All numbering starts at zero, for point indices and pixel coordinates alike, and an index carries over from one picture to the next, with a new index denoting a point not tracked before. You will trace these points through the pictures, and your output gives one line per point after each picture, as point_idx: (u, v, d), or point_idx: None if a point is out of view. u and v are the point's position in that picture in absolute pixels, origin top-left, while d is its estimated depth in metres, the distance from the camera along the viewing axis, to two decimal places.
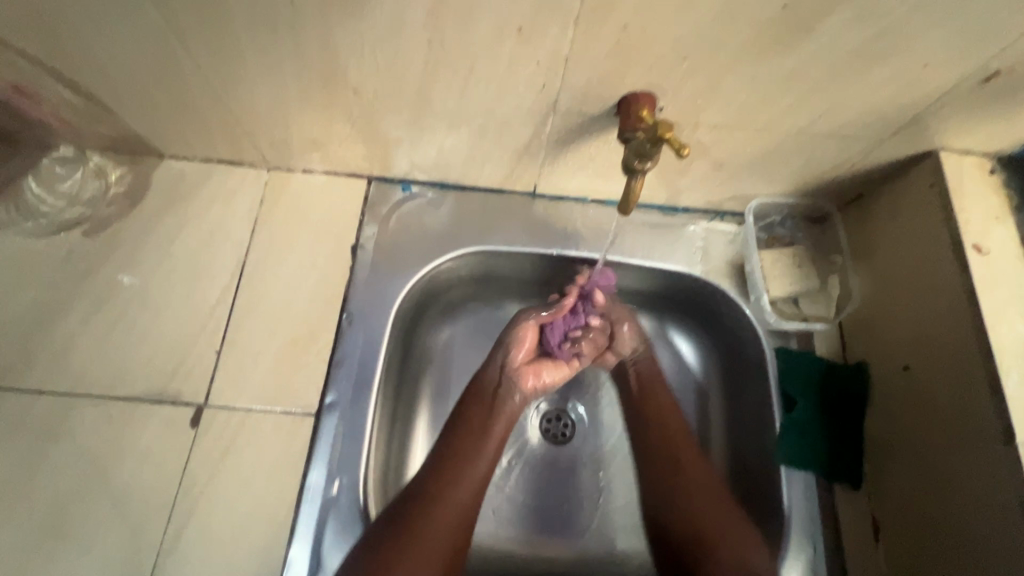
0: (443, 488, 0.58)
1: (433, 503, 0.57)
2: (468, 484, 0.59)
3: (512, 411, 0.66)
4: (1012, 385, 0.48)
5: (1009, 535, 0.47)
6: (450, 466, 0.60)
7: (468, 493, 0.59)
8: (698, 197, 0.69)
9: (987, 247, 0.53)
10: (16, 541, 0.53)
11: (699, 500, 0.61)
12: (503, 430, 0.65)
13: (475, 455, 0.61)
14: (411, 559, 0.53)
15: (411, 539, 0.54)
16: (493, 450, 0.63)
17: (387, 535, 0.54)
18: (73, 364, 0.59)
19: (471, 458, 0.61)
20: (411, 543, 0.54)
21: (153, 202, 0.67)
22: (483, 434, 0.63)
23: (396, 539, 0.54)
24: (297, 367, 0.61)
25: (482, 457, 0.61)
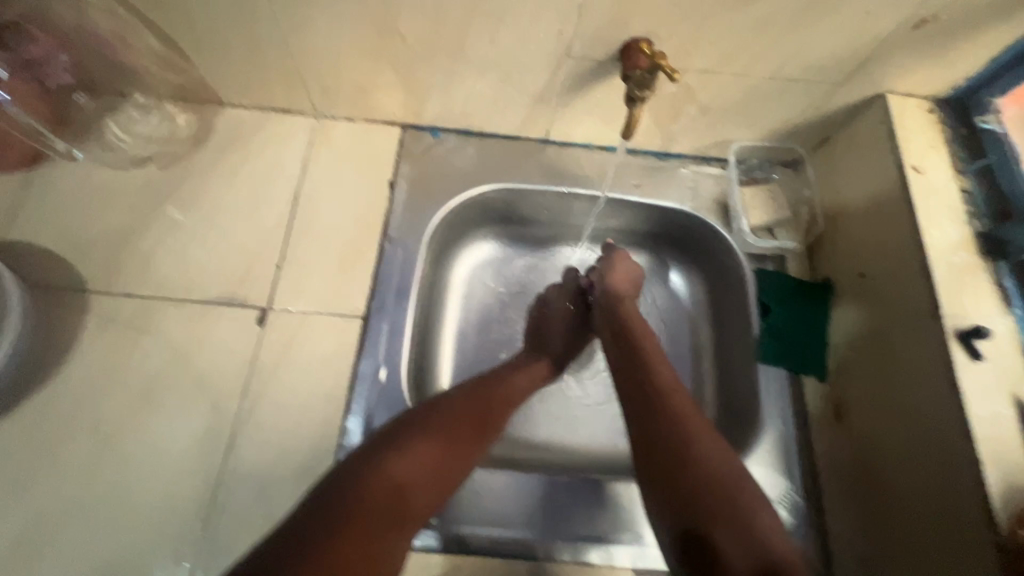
0: (491, 390, 0.61)
1: (477, 408, 0.58)
2: (509, 396, 0.62)
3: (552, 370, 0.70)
4: (940, 273, 0.59)
5: (936, 391, 0.57)
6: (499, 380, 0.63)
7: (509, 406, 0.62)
8: (688, 142, 0.80)
9: (923, 168, 0.65)
10: (115, 413, 0.62)
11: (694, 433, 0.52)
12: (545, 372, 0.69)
13: (515, 378, 0.64)
14: (453, 430, 0.54)
15: (459, 416, 0.56)
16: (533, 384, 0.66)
17: (432, 406, 0.56)
18: (155, 274, 0.69)
19: (510, 378, 0.64)
20: (452, 423, 0.55)
21: (216, 143, 0.77)
22: (529, 366, 0.67)
23: (439, 411, 0.55)
24: (346, 279, 0.71)
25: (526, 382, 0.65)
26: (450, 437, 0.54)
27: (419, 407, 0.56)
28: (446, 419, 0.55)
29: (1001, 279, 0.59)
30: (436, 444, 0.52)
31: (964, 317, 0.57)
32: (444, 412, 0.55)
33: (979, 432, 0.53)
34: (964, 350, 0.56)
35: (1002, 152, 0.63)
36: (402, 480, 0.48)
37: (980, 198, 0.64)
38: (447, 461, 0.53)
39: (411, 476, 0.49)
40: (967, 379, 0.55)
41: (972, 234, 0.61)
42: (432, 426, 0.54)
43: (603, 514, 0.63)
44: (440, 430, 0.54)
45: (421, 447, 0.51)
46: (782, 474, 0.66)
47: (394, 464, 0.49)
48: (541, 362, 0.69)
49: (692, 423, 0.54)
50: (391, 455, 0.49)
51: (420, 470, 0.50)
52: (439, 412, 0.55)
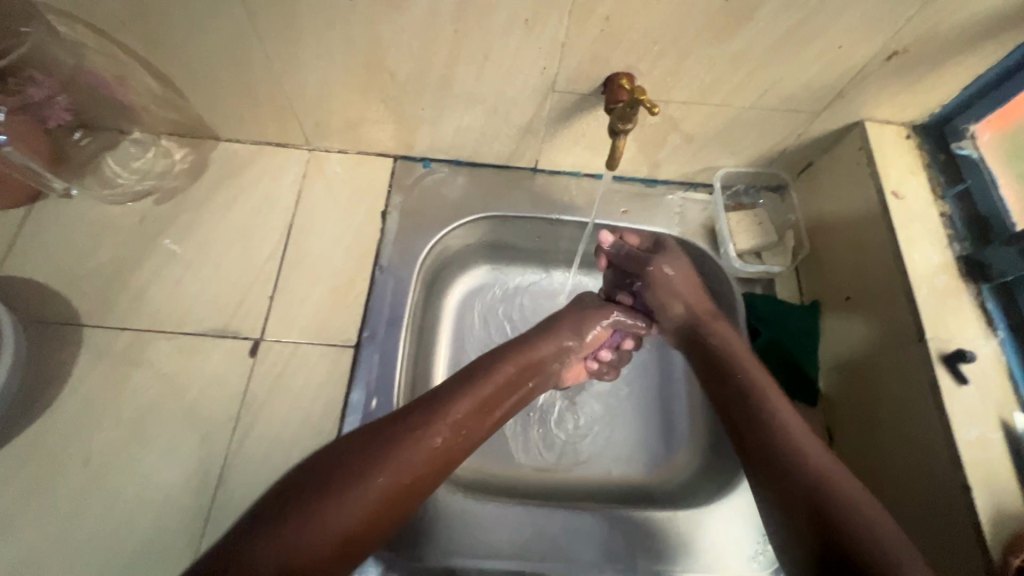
0: (408, 437, 0.53)
1: (406, 444, 0.52)
2: (431, 434, 0.54)
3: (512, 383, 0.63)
4: (923, 296, 0.60)
5: (924, 415, 0.57)
6: (420, 420, 0.54)
7: (433, 444, 0.53)
8: (674, 169, 0.82)
9: (903, 194, 0.66)
10: (105, 446, 0.62)
11: (799, 444, 0.55)
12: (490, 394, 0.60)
13: (458, 401, 0.57)
14: (340, 499, 0.48)
15: (351, 480, 0.49)
16: (475, 413, 0.58)
17: (321, 472, 0.49)
18: (148, 307, 0.70)
19: (455, 403, 0.57)
20: (373, 464, 0.50)
21: (211, 176, 0.79)
22: (479, 385, 0.59)
23: (333, 472, 0.49)
24: (338, 309, 0.72)
25: (456, 413, 0.56)
26: (335, 506, 0.47)
27: (307, 476, 0.49)
28: (343, 487, 0.48)
29: (984, 302, 0.60)
30: (316, 517, 0.46)
31: (948, 340, 0.58)
32: (334, 478, 0.49)
33: (967, 457, 0.53)
34: (950, 373, 0.56)
35: (979, 176, 0.65)
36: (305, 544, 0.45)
37: (960, 221, 0.65)
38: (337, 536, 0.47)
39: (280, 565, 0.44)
40: (954, 403, 0.55)
41: (953, 258, 0.62)
42: (319, 497, 0.47)
43: (607, 556, 0.62)
44: (329, 503, 0.47)
45: (295, 523, 0.46)
46: None
47: (261, 547, 0.44)
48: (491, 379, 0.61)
49: (812, 454, 0.54)
50: (258, 538, 0.45)
51: (295, 557, 0.45)
52: (357, 455, 0.50)
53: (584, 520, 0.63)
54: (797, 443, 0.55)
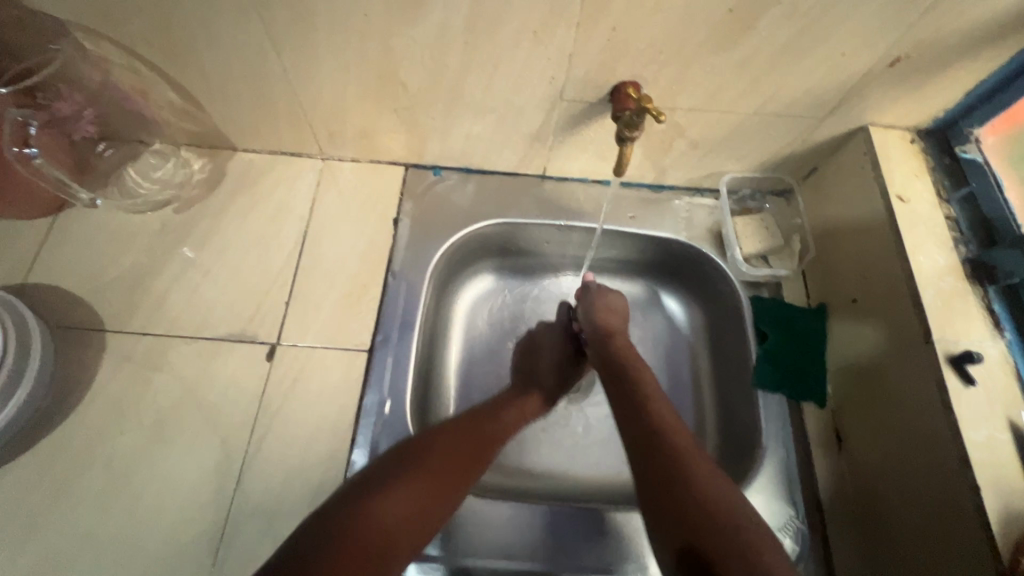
0: (479, 429, 0.60)
1: (468, 444, 0.58)
2: (497, 430, 0.62)
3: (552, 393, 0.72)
4: (929, 297, 0.61)
5: (932, 415, 0.57)
6: (488, 417, 0.63)
7: (497, 440, 0.61)
8: (680, 175, 0.83)
9: (908, 197, 0.67)
10: (127, 448, 0.64)
11: (685, 445, 0.53)
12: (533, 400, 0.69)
13: (505, 415, 0.64)
14: (437, 470, 0.54)
15: (443, 457, 0.55)
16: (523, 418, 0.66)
17: (413, 451, 0.55)
18: (168, 313, 0.72)
19: (500, 415, 0.64)
20: (445, 457, 0.55)
21: (229, 185, 0.81)
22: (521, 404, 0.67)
23: (426, 448, 0.55)
24: (351, 314, 0.74)
25: (512, 414, 0.65)
26: (432, 477, 0.53)
27: (402, 451, 0.55)
28: (433, 461, 0.54)
29: (991, 304, 0.61)
30: (418, 484, 0.52)
31: (954, 341, 0.58)
32: (425, 460, 0.54)
33: (975, 457, 0.53)
34: (956, 373, 0.57)
35: (983, 179, 0.66)
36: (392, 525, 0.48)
37: (966, 224, 0.65)
38: (435, 501, 0.52)
39: (395, 521, 0.48)
40: (961, 403, 0.55)
41: (959, 260, 0.63)
42: (423, 467, 0.53)
43: (558, 544, 0.63)
44: (428, 470, 0.53)
45: (403, 485, 0.51)
46: (784, 503, 0.66)
47: (381, 504, 0.49)
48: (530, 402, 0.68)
49: (688, 439, 0.55)
50: (373, 496, 0.49)
51: (395, 523, 0.48)
52: (430, 449, 0.55)
53: (537, 509, 0.65)
54: (677, 433, 0.55)
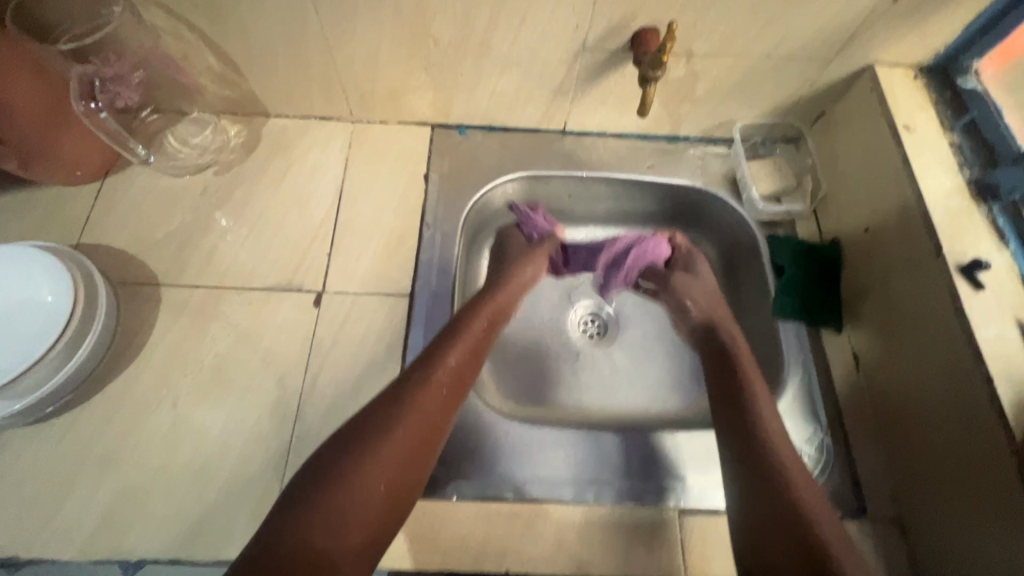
0: (419, 397, 0.55)
1: (416, 404, 0.54)
2: (442, 380, 0.57)
3: (494, 329, 0.67)
4: (939, 215, 0.65)
5: (945, 320, 0.62)
6: (422, 378, 0.57)
7: (444, 395, 0.57)
8: (695, 125, 0.87)
9: (915, 127, 0.71)
10: (191, 389, 0.68)
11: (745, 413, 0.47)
12: (476, 338, 0.63)
13: (451, 352, 0.60)
14: (373, 476, 0.49)
15: (377, 458, 0.50)
16: (470, 356, 0.62)
17: (353, 437, 0.50)
18: (217, 267, 0.76)
19: (445, 353, 0.60)
20: (391, 427, 0.52)
21: (264, 150, 0.85)
22: (469, 333, 0.63)
23: (364, 441, 0.50)
24: (391, 263, 0.78)
25: (450, 360, 0.59)
26: (369, 487, 0.48)
27: (326, 459, 0.49)
28: (372, 466, 0.49)
29: (996, 219, 0.65)
30: (350, 501, 0.47)
31: (964, 253, 0.63)
32: (365, 444, 0.50)
33: (988, 353, 0.57)
34: (968, 281, 0.61)
35: (983, 106, 0.70)
36: (336, 529, 0.46)
37: (968, 148, 0.70)
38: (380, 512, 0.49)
39: (331, 556, 0.45)
40: (972, 307, 0.60)
41: (965, 182, 0.67)
42: (363, 453, 0.49)
43: (601, 464, 0.67)
44: (369, 482, 0.48)
45: (327, 511, 0.46)
46: (808, 418, 0.71)
47: (311, 525, 0.45)
48: (479, 325, 0.65)
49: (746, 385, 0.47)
50: (302, 519, 0.45)
51: (341, 525, 0.46)
52: (372, 428, 0.51)
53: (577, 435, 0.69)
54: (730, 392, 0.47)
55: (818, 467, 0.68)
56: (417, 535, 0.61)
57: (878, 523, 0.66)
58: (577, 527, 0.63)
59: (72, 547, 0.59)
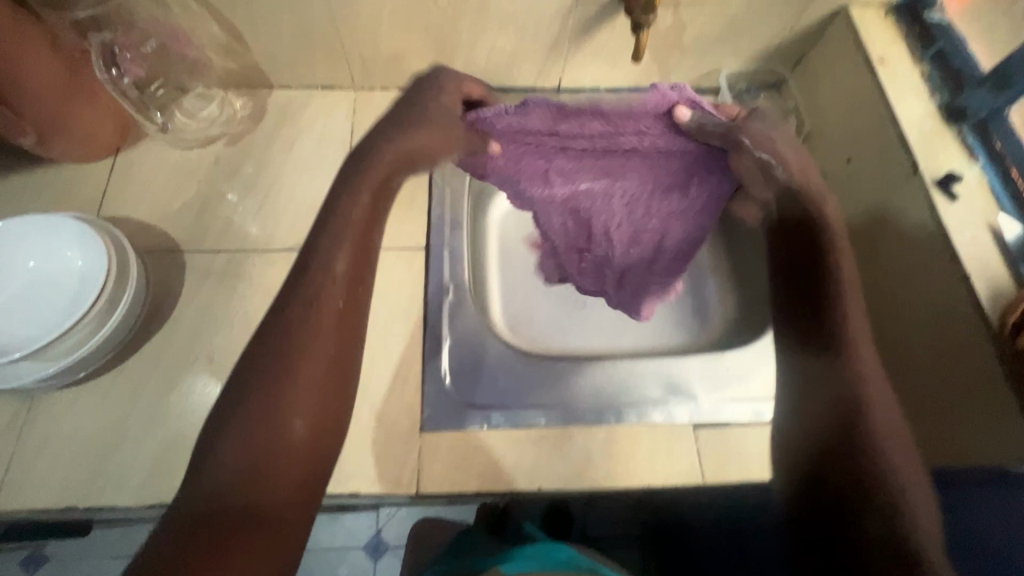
0: (305, 318, 0.49)
1: (305, 332, 0.49)
2: (338, 296, 0.51)
3: (386, 208, 0.56)
4: (914, 137, 0.71)
5: (926, 230, 0.67)
6: (309, 298, 0.50)
7: (340, 311, 0.51)
8: (683, 76, 0.92)
9: (888, 61, 0.76)
10: (225, 344, 0.70)
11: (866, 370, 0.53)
12: (364, 226, 0.54)
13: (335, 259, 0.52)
14: (281, 413, 0.46)
15: (274, 401, 0.47)
16: (363, 255, 0.53)
17: (247, 387, 0.47)
18: (237, 232, 0.78)
19: (329, 261, 0.52)
20: (287, 366, 0.48)
21: (271, 120, 0.87)
22: (350, 226, 0.53)
23: (258, 387, 0.47)
24: (405, 219, 0.81)
25: (338, 266, 0.52)
26: (282, 424, 0.46)
27: (227, 417, 0.47)
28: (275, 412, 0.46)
29: (965, 138, 0.71)
30: (261, 448, 0.45)
31: (939, 169, 0.68)
32: (259, 391, 0.47)
33: (965, 254, 0.63)
34: (944, 192, 0.67)
35: (949, 38, 0.76)
36: (252, 477, 0.44)
37: (938, 77, 0.75)
38: (302, 454, 0.47)
39: (253, 500, 0.44)
40: (949, 215, 0.65)
41: (936, 107, 0.73)
42: (258, 402, 0.47)
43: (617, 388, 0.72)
44: (283, 430, 0.46)
45: (238, 458, 0.45)
46: None
47: (220, 476, 0.44)
48: (361, 212, 0.54)
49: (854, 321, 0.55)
50: (211, 473, 0.44)
51: (258, 472, 0.45)
52: (260, 374, 0.48)
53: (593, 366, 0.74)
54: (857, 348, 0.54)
55: None
56: (453, 460, 0.65)
57: None
58: (601, 443, 0.68)
59: (128, 494, 0.62)
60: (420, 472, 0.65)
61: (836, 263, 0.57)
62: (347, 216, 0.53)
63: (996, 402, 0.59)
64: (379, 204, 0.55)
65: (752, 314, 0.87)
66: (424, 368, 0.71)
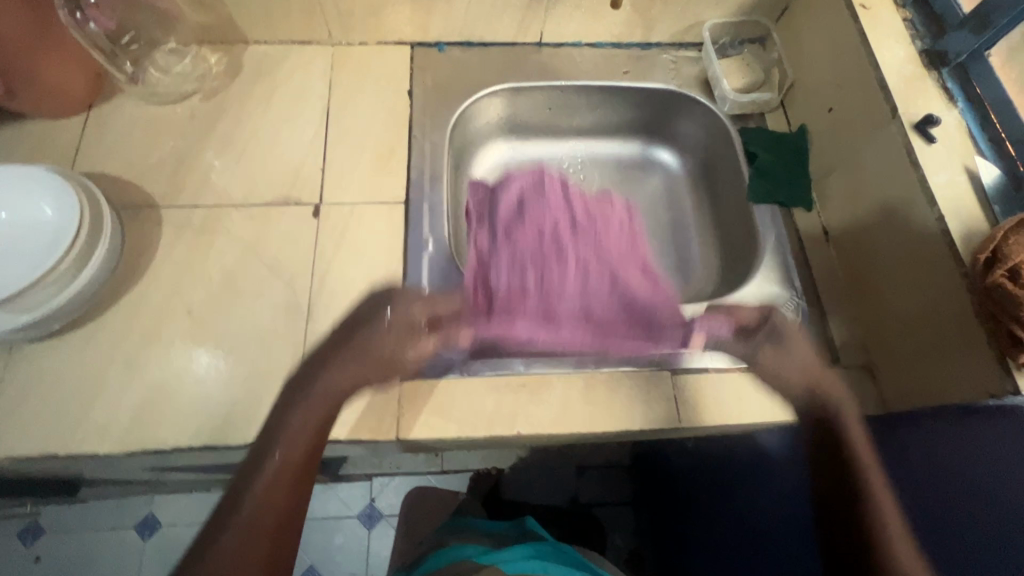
0: (285, 420, 0.59)
1: (288, 425, 0.58)
2: (318, 422, 0.59)
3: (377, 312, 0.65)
4: (894, 82, 0.70)
5: (903, 174, 0.67)
6: (285, 427, 0.58)
7: (330, 400, 0.60)
8: (666, 28, 0.91)
9: (870, 7, 0.75)
10: (205, 296, 0.70)
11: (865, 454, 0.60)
12: (353, 347, 0.62)
13: (323, 374, 0.61)
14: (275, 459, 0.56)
15: (270, 463, 0.56)
16: (350, 355, 0.62)
17: (249, 467, 0.57)
18: (214, 187, 0.77)
19: (316, 386, 0.61)
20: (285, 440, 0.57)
21: (247, 75, 0.85)
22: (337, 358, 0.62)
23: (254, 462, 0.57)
24: (384, 173, 0.80)
25: (342, 382, 0.60)
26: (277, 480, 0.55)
27: (241, 484, 0.56)
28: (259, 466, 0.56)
29: (945, 83, 0.70)
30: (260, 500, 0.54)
31: (918, 113, 0.68)
32: (252, 467, 0.56)
33: (941, 195, 0.63)
34: (921, 136, 0.67)
35: None
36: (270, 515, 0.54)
37: (920, 22, 0.74)
38: (292, 478, 0.55)
39: (268, 545, 0.53)
40: (926, 158, 0.66)
41: (917, 53, 0.72)
42: (252, 477, 0.55)
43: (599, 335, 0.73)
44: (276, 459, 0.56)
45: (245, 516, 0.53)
46: (782, 290, 0.77)
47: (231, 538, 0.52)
48: (369, 326, 0.64)
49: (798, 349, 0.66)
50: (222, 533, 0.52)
51: (264, 510, 0.53)
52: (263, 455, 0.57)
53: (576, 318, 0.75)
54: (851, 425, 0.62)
55: (795, 326, 0.75)
56: (433, 407, 0.66)
57: (850, 369, 0.72)
58: (581, 389, 0.69)
59: (110, 442, 0.62)
60: (400, 417, 0.65)
61: (845, 418, 0.63)
62: (343, 345, 0.62)
63: (967, 339, 0.60)
64: (383, 315, 0.65)
65: (732, 267, 0.87)
66: None
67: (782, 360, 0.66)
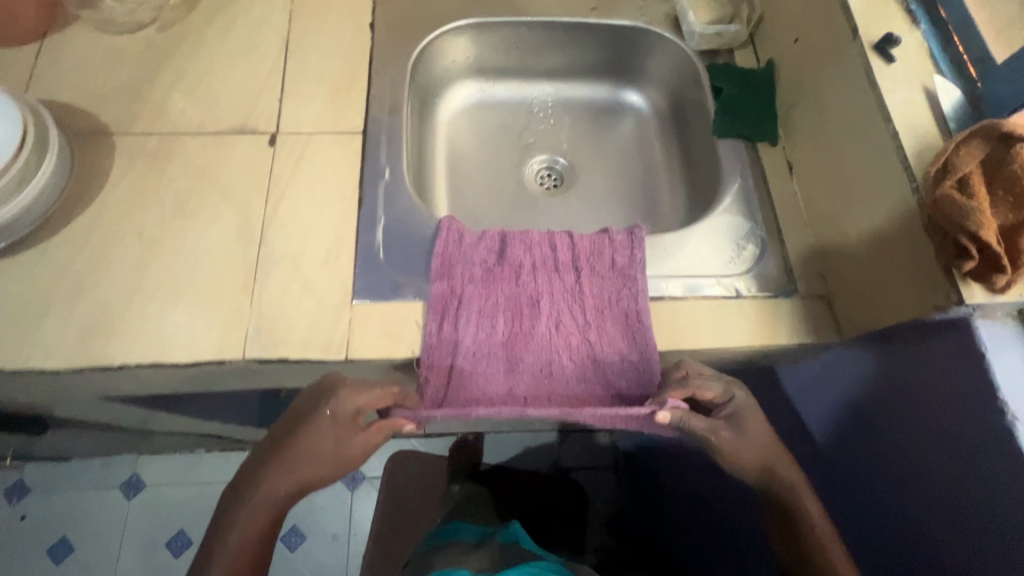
0: (244, 496, 0.57)
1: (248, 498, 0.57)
2: (277, 469, 0.57)
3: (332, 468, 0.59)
4: (856, 4, 0.69)
5: (861, 96, 0.67)
6: (243, 489, 0.57)
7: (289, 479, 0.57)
8: None
9: None
10: (157, 222, 0.70)
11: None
12: (302, 473, 0.57)
13: (269, 478, 0.57)
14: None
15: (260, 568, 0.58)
16: (292, 469, 0.57)
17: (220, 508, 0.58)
18: (169, 116, 0.76)
19: (261, 469, 0.57)
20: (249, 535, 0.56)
21: (205, 7, 0.84)
22: (278, 461, 0.57)
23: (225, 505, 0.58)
24: (342, 104, 0.79)
25: (279, 488, 0.57)
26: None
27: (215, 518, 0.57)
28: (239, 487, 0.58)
29: (909, 5, 0.69)
30: None
31: (878, 34, 0.67)
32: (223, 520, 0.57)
33: (896, 114, 0.62)
34: (880, 56, 0.65)
35: None
36: None
37: None
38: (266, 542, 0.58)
39: None
40: (883, 78, 0.64)
41: None
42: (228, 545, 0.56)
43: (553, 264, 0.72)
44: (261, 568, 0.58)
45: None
46: (744, 222, 0.77)
47: None
48: (310, 466, 0.57)
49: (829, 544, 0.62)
50: None
51: None
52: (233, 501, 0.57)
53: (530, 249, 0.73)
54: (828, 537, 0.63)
55: (755, 258, 0.74)
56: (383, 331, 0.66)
57: (808, 299, 0.72)
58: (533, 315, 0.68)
59: (58, 360, 0.62)
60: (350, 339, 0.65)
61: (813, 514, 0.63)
62: (274, 483, 0.57)
63: (918, 256, 0.59)
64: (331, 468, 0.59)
65: (698, 206, 0.86)
66: (357, 245, 0.70)
67: (740, 446, 0.62)
